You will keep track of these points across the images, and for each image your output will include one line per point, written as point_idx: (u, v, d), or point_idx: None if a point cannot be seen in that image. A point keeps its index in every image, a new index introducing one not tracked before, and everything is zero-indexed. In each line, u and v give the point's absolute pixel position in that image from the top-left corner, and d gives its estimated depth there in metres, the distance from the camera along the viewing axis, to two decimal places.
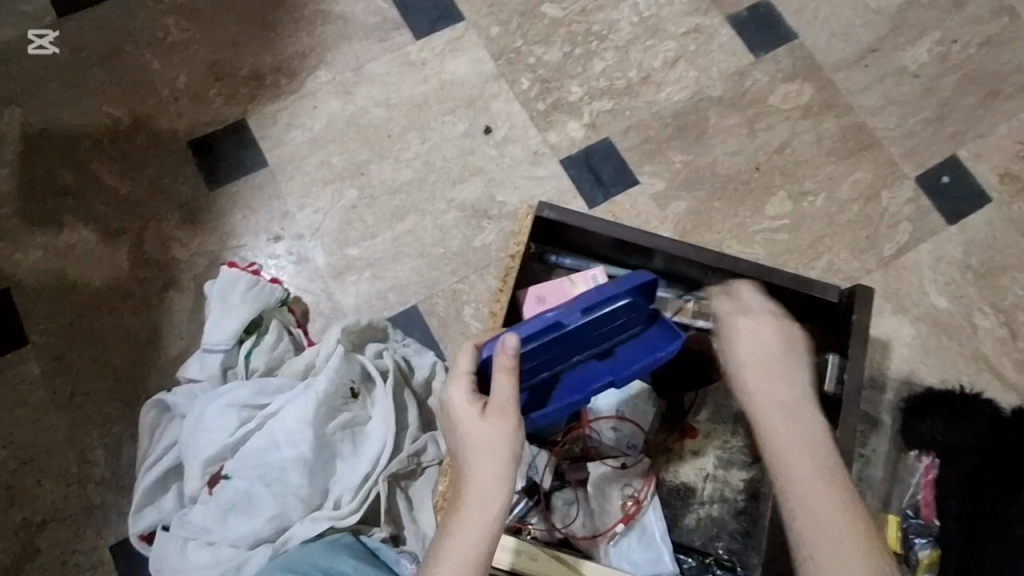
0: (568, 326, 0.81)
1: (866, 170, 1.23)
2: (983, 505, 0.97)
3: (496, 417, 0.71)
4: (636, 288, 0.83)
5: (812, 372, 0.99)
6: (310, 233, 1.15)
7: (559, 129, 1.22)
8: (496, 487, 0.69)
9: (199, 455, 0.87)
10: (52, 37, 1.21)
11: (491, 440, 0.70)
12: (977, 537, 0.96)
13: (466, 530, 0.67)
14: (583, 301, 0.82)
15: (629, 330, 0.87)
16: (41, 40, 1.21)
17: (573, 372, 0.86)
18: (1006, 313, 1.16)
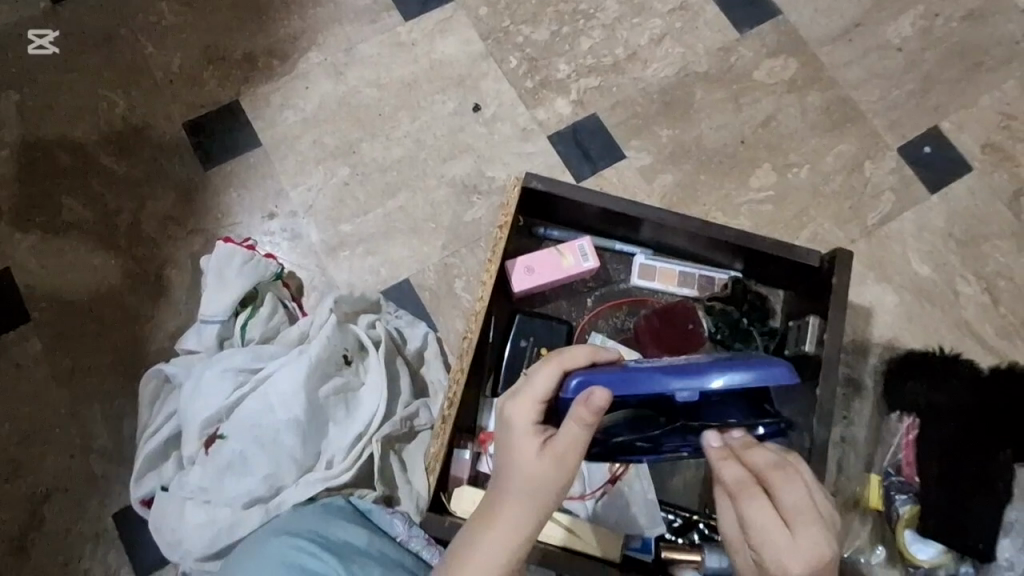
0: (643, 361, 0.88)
1: (851, 142, 1.25)
2: (961, 463, 0.99)
3: (554, 461, 0.66)
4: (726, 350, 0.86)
5: (794, 336, 1.02)
6: (304, 211, 1.17)
7: (548, 107, 1.24)
8: (532, 504, 0.66)
9: (196, 418, 0.91)
10: (51, 38, 1.23)
11: (540, 472, 0.66)
12: (954, 493, 0.98)
13: (493, 544, 0.65)
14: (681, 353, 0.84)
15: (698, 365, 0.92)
16: (40, 41, 1.23)
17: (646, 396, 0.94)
18: (988, 280, 1.19)
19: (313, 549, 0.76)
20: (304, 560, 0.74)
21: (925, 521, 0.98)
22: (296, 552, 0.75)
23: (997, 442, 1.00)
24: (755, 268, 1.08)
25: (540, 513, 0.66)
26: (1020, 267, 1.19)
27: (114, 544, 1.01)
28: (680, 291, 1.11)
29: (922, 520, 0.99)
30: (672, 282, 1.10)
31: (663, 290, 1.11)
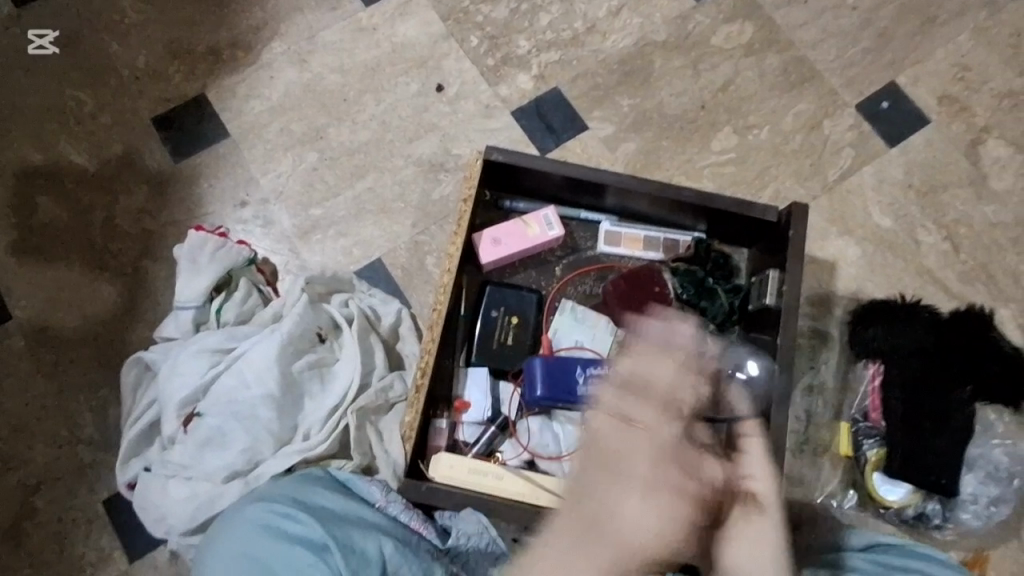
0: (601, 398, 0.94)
1: (810, 101, 1.27)
2: (923, 403, 1.02)
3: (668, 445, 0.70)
4: None
5: (757, 290, 1.05)
6: (274, 197, 1.19)
7: (509, 83, 1.26)
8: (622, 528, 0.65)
9: (174, 398, 0.95)
10: (52, 37, 1.25)
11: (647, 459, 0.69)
12: (919, 431, 1.01)
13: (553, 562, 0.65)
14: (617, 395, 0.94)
15: None
16: (41, 41, 1.25)
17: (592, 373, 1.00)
18: (948, 228, 1.21)
19: (292, 514, 0.82)
20: (282, 524, 0.81)
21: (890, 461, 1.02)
22: (273, 517, 0.81)
23: (954, 382, 1.04)
24: (718, 227, 1.10)
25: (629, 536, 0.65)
26: (979, 214, 1.22)
27: (106, 529, 1.04)
28: (646, 256, 1.12)
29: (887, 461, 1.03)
30: (636, 248, 1.12)
31: (628, 255, 1.12)
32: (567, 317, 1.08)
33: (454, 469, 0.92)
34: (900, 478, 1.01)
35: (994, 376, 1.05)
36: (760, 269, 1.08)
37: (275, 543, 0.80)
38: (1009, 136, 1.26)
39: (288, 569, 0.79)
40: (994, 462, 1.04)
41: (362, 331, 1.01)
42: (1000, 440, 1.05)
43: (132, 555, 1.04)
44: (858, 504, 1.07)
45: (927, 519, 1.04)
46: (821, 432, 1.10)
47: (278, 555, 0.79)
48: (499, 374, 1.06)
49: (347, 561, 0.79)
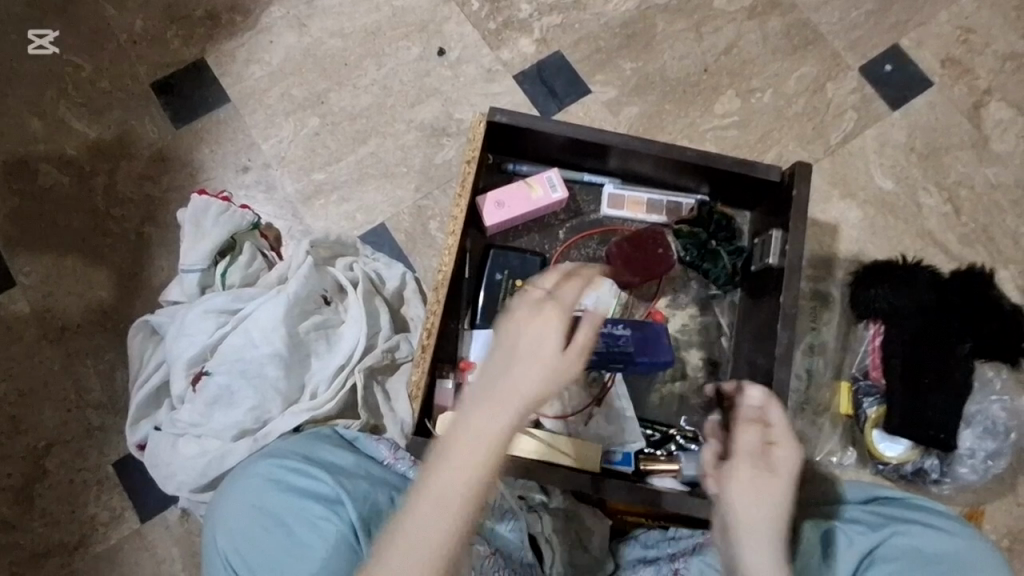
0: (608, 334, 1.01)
1: (813, 64, 1.27)
2: (923, 360, 1.04)
3: (522, 377, 0.64)
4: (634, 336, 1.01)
5: (760, 251, 1.05)
6: (277, 162, 1.19)
7: (511, 47, 1.25)
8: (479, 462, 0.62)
9: (182, 358, 0.95)
10: (52, 38, 1.22)
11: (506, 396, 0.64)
12: (918, 388, 1.03)
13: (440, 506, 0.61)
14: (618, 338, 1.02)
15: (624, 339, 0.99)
16: (41, 41, 1.22)
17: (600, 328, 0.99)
18: (949, 190, 1.21)
19: (300, 468, 0.83)
20: (293, 479, 0.82)
21: (890, 419, 1.03)
22: (284, 473, 0.82)
23: (955, 338, 1.05)
24: (721, 189, 1.10)
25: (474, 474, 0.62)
26: (980, 176, 1.22)
27: (116, 490, 1.06)
28: (650, 219, 1.12)
29: (887, 419, 1.04)
30: (638, 211, 1.12)
31: (630, 218, 1.13)
32: None
33: None
34: (900, 435, 1.03)
35: (992, 333, 1.06)
36: (763, 231, 1.09)
37: (287, 497, 0.81)
38: (1011, 99, 1.25)
39: (300, 522, 0.79)
40: (992, 417, 1.06)
41: (368, 294, 1.01)
42: (998, 396, 1.07)
43: (144, 515, 1.05)
44: (859, 462, 1.09)
45: (925, 474, 1.06)
46: (822, 392, 1.12)
47: (289, 509, 0.80)
48: None
49: (358, 512, 0.80)
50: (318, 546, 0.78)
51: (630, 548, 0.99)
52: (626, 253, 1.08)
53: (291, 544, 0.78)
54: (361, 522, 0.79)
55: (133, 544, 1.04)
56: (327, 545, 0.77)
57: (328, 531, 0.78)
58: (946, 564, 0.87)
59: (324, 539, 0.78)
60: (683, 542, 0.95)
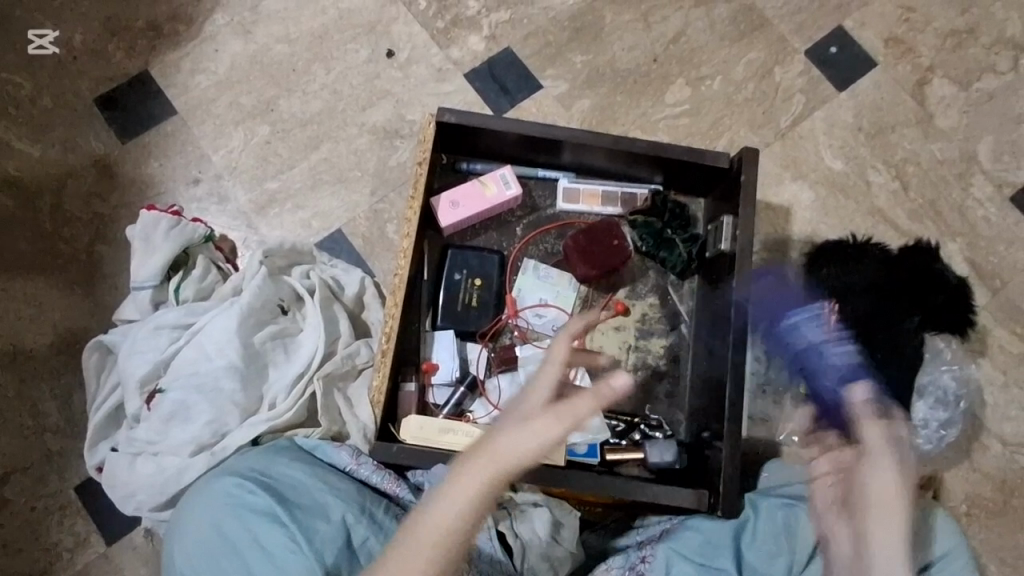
0: None
1: (759, 49, 1.28)
2: (875, 337, 1.06)
3: (521, 422, 0.65)
4: None
5: (713, 237, 1.06)
6: (228, 173, 1.18)
7: (460, 45, 1.25)
8: (459, 504, 0.62)
9: (136, 375, 0.94)
10: (54, 38, 1.20)
11: (509, 441, 0.64)
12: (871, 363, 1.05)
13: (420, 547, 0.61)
14: None
15: None
16: (41, 40, 1.20)
17: None
18: (897, 168, 1.24)
19: (256, 490, 0.81)
20: (248, 501, 0.81)
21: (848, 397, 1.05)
22: (238, 500, 0.81)
23: (905, 312, 1.07)
24: (673, 178, 1.11)
25: (458, 515, 0.62)
26: (926, 152, 1.25)
27: (81, 514, 1.04)
28: (605, 211, 1.13)
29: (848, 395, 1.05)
30: (593, 203, 1.13)
31: (586, 211, 1.13)
32: (529, 275, 1.10)
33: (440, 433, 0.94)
34: None
35: (942, 305, 1.09)
36: (715, 217, 1.10)
37: (241, 527, 0.80)
38: (953, 74, 1.28)
39: (255, 550, 0.79)
40: (943, 386, 1.09)
41: (324, 301, 1.01)
42: (949, 365, 1.10)
43: (109, 538, 1.04)
44: None
45: None
46: (781, 372, 1.14)
47: (245, 540, 0.79)
48: (466, 336, 1.08)
49: (310, 538, 0.78)
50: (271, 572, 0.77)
51: (601, 538, 1.02)
52: (581, 245, 1.09)
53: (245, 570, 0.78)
54: (311, 547, 0.78)
55: (101, 567, 1.03)
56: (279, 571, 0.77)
57: (282, 558, 0.78)
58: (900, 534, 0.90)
59: (276, 566, 0.77)
60: (651, 530, 0.97)
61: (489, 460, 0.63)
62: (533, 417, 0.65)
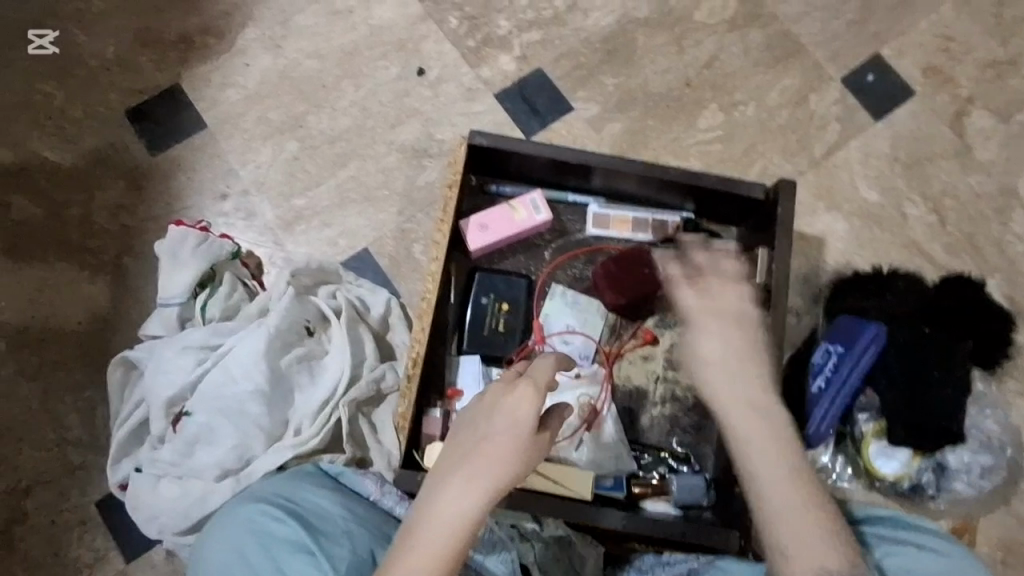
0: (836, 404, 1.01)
1: (794, 76, 1.26)
2: (929, 356, 1.02)
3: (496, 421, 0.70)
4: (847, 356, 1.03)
5: (747, 268, 1.04)
6: (255, 188, 1.17)
7: (491, 65, 1.24)
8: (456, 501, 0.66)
9: (161, 397, 0.93)
10: (52, 37, 1.21)
11: (491, 439, 0.69)
12: (924, 381, 1.01)
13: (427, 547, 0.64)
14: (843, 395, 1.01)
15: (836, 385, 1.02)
16: (40, 41, 1.20)
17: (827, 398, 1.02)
18: (934, 200, 1.21)
19: (282, 517, 0.80)
20: (274, 528, 0.79)
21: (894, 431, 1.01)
22: (263, 526, 0.80)
23: (949, 343, 1.04)
24: (706, 206, 1.10)
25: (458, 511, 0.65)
26: (964, 184, 1.22)
27: (100, 529, 1.03)
28: (636, 238, 1.11)
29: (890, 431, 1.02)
30: (622, 229, 1.11)
31: (614, 237, 1.11)
32: (557, 301, 1.08)
33: None
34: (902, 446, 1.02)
35: (989, 335, 1.07)
36: (749, 248, 1.08)
37: (266, 555, 0.78)
38: (992, 106, 1.25)
39: None
40: (986, 431, 1.06)
41: (351, 322, 0.99)
42: (991, 409, 1.07)
43: (127, 556, 1.03)
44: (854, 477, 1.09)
45: (922, 490, 1.05)
46: None
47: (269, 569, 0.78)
48: (492, 361, 1.05)
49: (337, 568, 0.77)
50: None
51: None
52: (615, 271, 1.06)
53: None
54: None
55: None
56: None
57: None
58: None
59: None
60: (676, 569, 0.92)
61: (472, 480, 0.66)
62: (507, 414, 0.70)
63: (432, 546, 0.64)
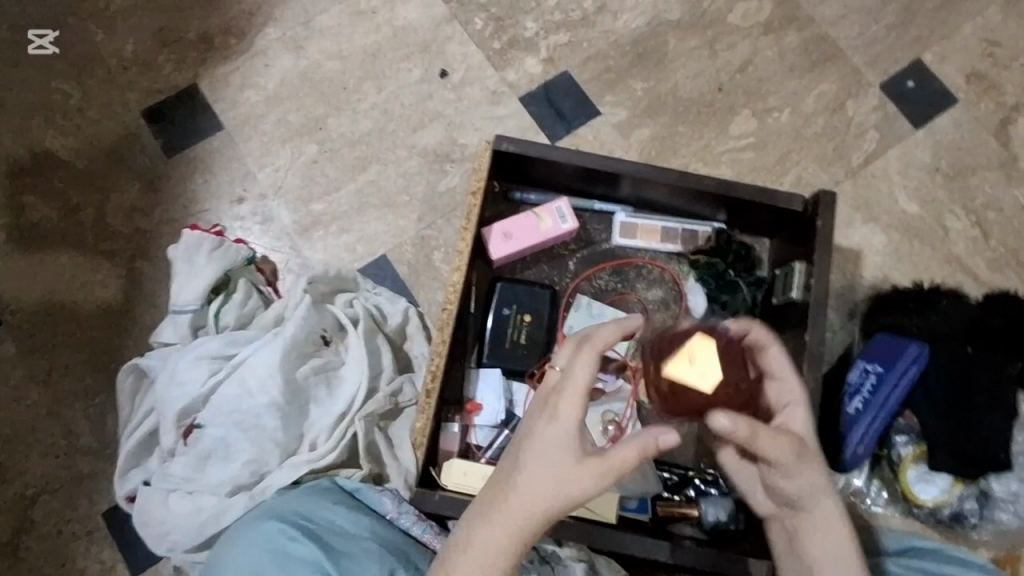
0: (872, 427, 0.97)
1: (831, 82, 1.21)
2: (972, 378, 0.97)
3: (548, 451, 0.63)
4: (886, 376, 0.98)
5: (782, 283, 1.00)
6: (273, 192, 1.14)
7: (516, 67, 1.20)
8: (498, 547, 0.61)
9: (173, 408, 0.90)
10: (52, 37, 1.18)
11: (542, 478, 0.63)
12: (971, 408, 0.97)
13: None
14: (882, 417, 0.97)
15: (875, 410, 0.97)
16: (41, 41, 1.18)
17: (864, 426, 0.97)
18: (977, 213, 1.16)
19: (298, 536, 0.77)
20: (290, 548, 0.76)
21: (937, 458, 0.96)
22: (279, 546, 0.76)
23: (994, 364, 0.98)
24: (739, 217, 1.05)
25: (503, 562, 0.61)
26: (1009, 197, 1.16)
27: (109, 540, 1.01)
28: (665, 248, 1.08)
29: (933, 457, 0.97)
30: (651, 240, 1.07)
31: (643, 248, 1.08)
32: (581, 313, 1.05)
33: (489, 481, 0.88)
34: (944, 471, 0.97)
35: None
36: (784, 261, 1.04)
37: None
38: None
39: None
40: None
41: (369, 333, 0.96)
42: None
43: (135, 568, 1.00)
44: (890, 503, 1.03)
45: (964, 518, 0.99)
46: None
47: None
48: (513, 375, 1.02)
49: None
50: None
51: None
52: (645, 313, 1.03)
53: None
54: None
55: None
56: None
57: None
58: None
59: None
60: None
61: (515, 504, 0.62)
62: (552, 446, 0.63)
63: (480, 569, 0.61)
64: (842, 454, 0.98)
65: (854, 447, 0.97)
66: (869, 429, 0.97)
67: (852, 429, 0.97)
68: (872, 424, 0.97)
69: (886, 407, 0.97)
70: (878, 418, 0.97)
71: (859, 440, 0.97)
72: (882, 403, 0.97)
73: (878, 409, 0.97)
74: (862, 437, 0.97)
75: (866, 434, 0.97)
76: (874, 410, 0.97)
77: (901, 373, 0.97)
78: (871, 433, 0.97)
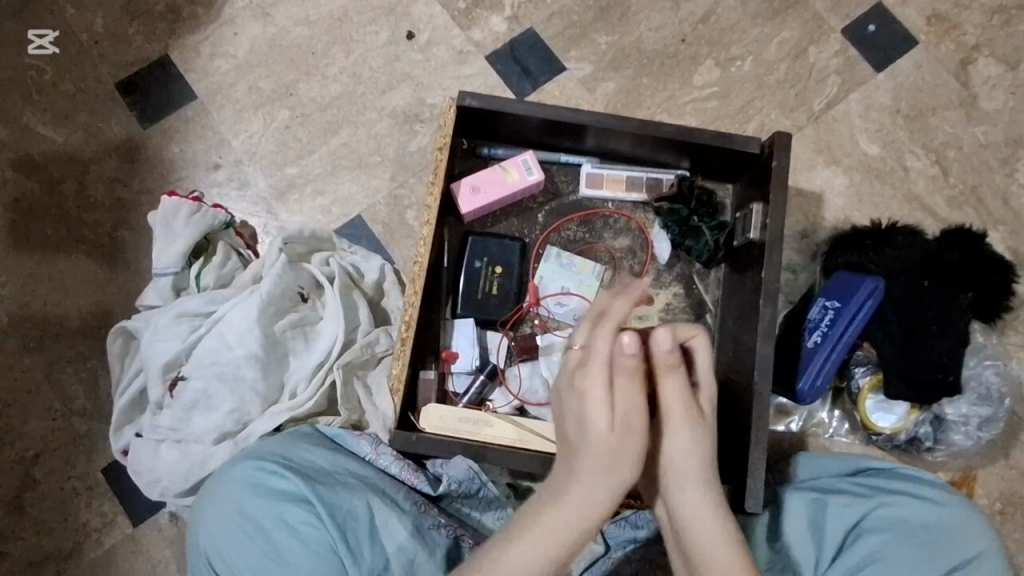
0: (829, 360, 1.00)
1: (793, 28, 1.23)
2: (925, 307, 1.01)
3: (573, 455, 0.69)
4: (846, 308, 1.01)
5: (742, 225, 1.03)
6: (248, 158, 1.17)
7: (482, 26, 1.22)
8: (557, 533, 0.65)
9: (157, 363, 0.95)
10: (51, 36, 1.19)
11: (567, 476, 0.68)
12: (925, 335, 1.00)
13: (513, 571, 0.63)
14: (839, 348, 1.00)
15: (832, 342, 1.00)
16: (40, 40, 1.19)
17: (821, 360, 1.00)
18: (936, 152, 1.18)
19: (279, 471, 0.82)
20: (271, 481, 0.82)
21: (893, 385, 1.00)
22: (261, 479, 0.82)
23: (945, 293, 1.02)
24: (701, 164, 1.08)
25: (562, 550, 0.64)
26: (968, 135, 1.19)
27: (107, 495, 1.06)
28: (631, 198, 1.10)
29: (890, 385, 1.00)
30: (617, 189, 1.10)
31: (610, 198, 1.11)
32: (552, 262, 1.08)
33: (462, 422, 0.92)
34: (901, 399, 1.01)
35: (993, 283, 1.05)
36: (744, 204, 1.07)
37: (266, 506, 0.81)
38: (999, 53, 1.21)
39: (281, 528, 0.80)
40: (986, 383, 1.04)
41: (344, 288, 1.00)
42: (991, 361, 1.05)
43: (134, 519, 1.06)
44: (850, 432, 1.09)
45: (919, 442, 1.05)
46: None
47: (269, 520, 0.80)
48: (486, 325, 1.06)
49: (333, 517, 0.80)
50: (299, 549, 0.79)
51: None
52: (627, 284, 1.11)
53: (272, 546, 0.80)
54: (335, 526, 0.79)
55: (126, 547, 1.05)
56: (307, 548, 0.79)
57: (309, 536, 0.79)
58: (933, 532, 0.88)
59: (304, 543, 0.79)
60: None
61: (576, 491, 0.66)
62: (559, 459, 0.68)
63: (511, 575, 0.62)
64: (800, 386, 1.01)
65: (810, 379, 1.00)
66: (825, 363, 1.00)
67: (811, 363, 1.00)
68: (829, 357, 1.00)
69: (843, 339, 1.00)
70: (835, 350, 1.00)
71: (815, 373, 1.00)
72: (840, 335, 1.00)
73: (834, 343, 1.00)
74: (819, 370, 1.00)
75: (823, 367, 1.00)
76: (833, 342, 1.00)
77: (860, 304, 1.00)
78: (828, 366, 1.00)
